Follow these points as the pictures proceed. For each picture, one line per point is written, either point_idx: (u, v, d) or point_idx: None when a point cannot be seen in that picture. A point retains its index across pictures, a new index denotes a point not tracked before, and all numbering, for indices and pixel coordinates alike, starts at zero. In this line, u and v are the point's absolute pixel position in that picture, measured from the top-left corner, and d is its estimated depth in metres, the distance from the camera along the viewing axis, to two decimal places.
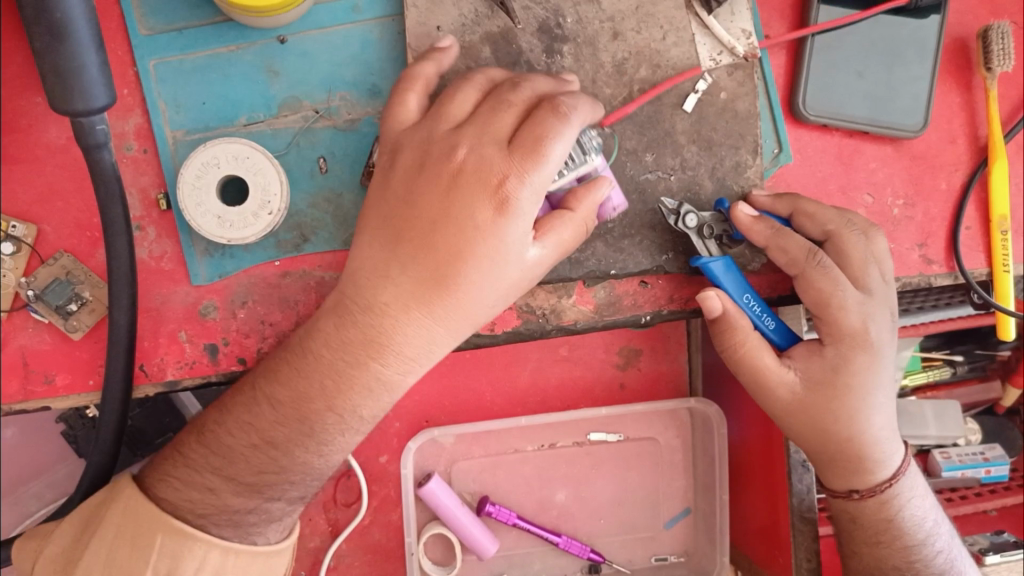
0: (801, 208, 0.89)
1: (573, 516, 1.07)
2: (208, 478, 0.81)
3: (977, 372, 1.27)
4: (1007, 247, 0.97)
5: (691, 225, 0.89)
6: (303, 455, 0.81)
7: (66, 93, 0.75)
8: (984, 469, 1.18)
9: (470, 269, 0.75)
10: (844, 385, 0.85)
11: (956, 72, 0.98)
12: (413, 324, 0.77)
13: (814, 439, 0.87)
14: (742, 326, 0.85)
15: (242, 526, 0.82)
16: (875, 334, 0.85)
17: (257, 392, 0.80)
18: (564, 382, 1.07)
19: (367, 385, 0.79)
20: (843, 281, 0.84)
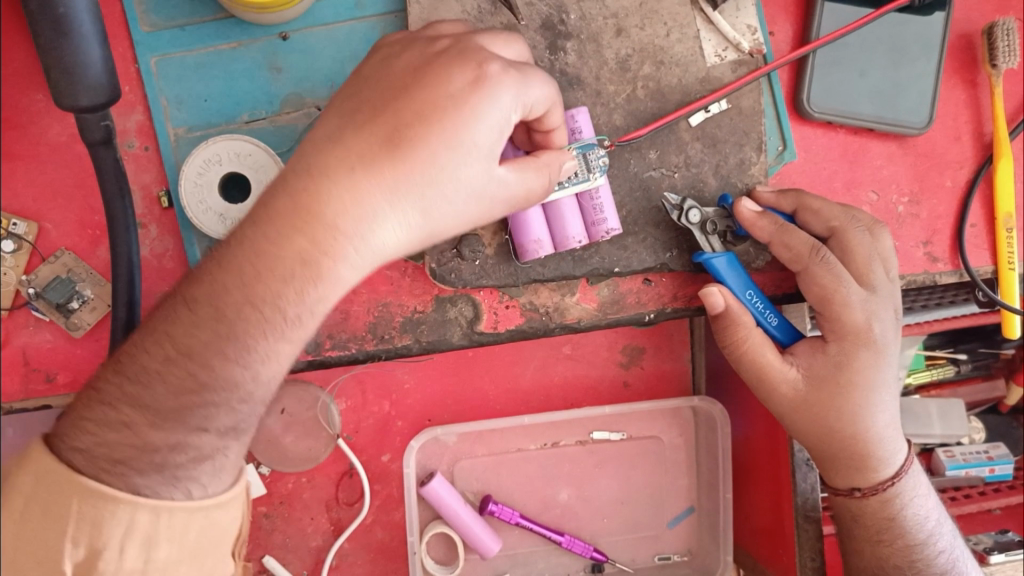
0: (806, 203, 0.88)
1: (576, 515, 1.07)
2: (126, 412, 0.65)
3: (981, 369, 1.26)
4: (1012, 245, 0.96)
5: (694, 220, 0.88)
6: (225, 368, 0.64)
7: (70, 88, 0.74)
8: (988, 468, 1.18)
9: (433, 141, 0.65)
10: (847, 382, 0.84)
11: (962, 69, 0.98)
12: (363, 200, 0.64)
13: (816, 436, 0.87)
14: (745, 325, 0.85)
15: (170, 474, 0.66)
16: (879, 332, 0.85)
17: (176, 296, 0.65)
18: (567, 381, 1.07)
19: (293, 271, 0.64)
20: (846, 279, 0.84)
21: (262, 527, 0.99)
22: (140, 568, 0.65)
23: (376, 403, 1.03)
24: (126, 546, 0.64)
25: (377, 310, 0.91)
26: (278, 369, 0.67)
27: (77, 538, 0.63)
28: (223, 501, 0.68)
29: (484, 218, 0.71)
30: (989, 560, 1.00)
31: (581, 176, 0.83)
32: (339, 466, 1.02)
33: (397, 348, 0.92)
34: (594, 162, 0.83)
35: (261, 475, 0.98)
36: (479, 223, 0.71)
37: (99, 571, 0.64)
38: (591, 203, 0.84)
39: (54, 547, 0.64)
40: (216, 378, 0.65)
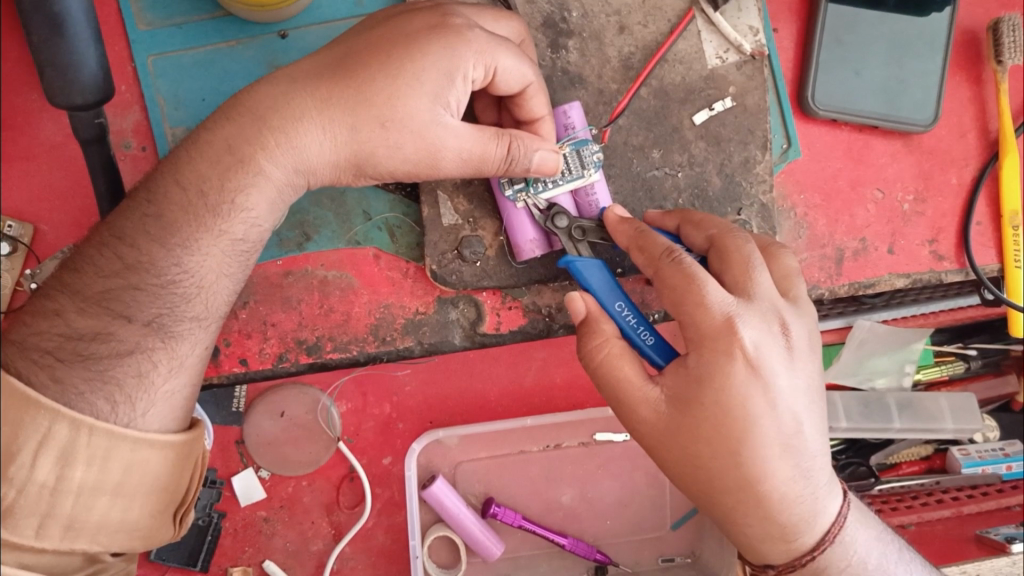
0: (689, 218, 0.79)
1: (579, 517, 1.06)
2: (60, 301, 0.68)
3: (991, 366, 1.23)
4: (1018, 242, 0.95)
5: (560, 226, 0.81)
6: (150, 249, 0.70)
7: (64, 87, 0.73)
8: (1005, 465, 1.16)
9: (372, 66, 0.70)
10: (713, 403, 0.68)
11: (967, 66, 0.97)
12: (299, 115, 0.71)
13: (697, 485, 0.71)
14: (604, 332, 0.74)
15: (95, 368, 0.66)
16: (750, 340, 0.68)
17: (130, 201, 0.72)
18: (570, 382, 1.05)
19: (221, 155, 0.71)
20: (705, 275, 0.69)
21: (261, 531, 0.98)
22: (52, 485, 0.62)
23: (377, 405, 1.02)
24: (41, 456, 0.62)
25: (378, 311, 0.90)
26: (205, 273, 0.72)
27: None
28: (146, 419, 0.68)
29: (427, 157, 0.73)
30: (1011, 548, 0.99)
31: (573, 173, 0.82)
32: (339, 469, 1.00)
33: (399, 349, 0.91)
34: (587, 159, 0.82)
35: (260, 478, 0.98)
36: (420, 163, 0.74)
37: (9, 478, 0.61)
38: (587, 199, 0.83)
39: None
40: (148, 269, 0.70)
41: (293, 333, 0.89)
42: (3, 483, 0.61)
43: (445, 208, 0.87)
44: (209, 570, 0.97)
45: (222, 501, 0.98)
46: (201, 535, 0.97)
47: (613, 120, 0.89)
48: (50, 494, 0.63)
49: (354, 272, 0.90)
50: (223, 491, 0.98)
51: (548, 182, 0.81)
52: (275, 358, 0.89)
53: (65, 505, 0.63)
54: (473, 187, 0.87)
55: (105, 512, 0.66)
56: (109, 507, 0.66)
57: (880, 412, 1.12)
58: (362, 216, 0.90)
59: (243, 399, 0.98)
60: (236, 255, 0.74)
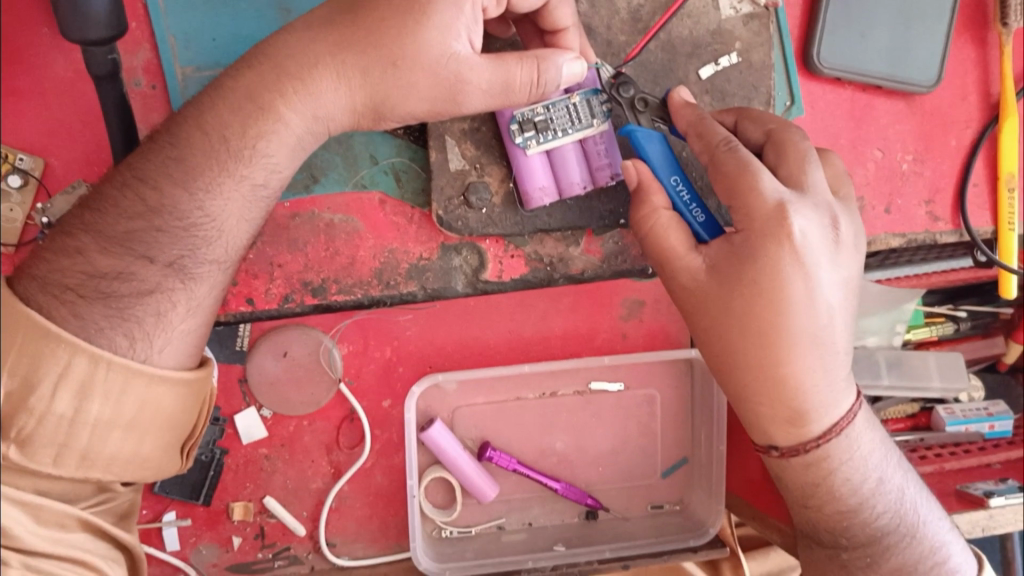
0: (746, 114, 0.82)
1: (572, 463, 1.10)
2: (80, 239, 0.69)
3: (980, 328, 1.26)
4: (1012, 205, 0.97)
5: (626, 95, 0.83)
6: (172, 192, 0.71)
7: (80, 24, 0.72)
8: (988, 424, 1.20)
9: (381, 7, 0.71)
10: (751, 280, 0.71)
11: (972, 28, 0.98)
12: (314, 68, 0.72)
13: (720, 360, 0.75)
14: (653, 203, 0.77)
15: (115, 306, 0.68)
16: (798, 229, 0.70)
17: (153, 140, 0.73)
18: (567, 332, 1.07)
19: (242, 103, 0.72)
20: (760, 165, 0.72)
21: (263, 469, 1.02)
22: (70, 417, 0.64)
23: (378, 349, 1.04)
24: (60, 389, 0.64)
25: (383, 256, 0.91)
26: (224, 213, 0.73)
27: (14, 369, 0.62)
28: (164, 359, 0.70)
29: (447, 105, 0.75)
30: (989, 502, 1.03)
31: (581, 122, 0.83)
32: (339, 411, 1.04)
33: (402, 294, 0.92)
34: (595, 110, 0.83)
35: (261, 417, 1.01)
36: (437, 109, 0.75)
37: (29, 408, 0.63)
38: (594, 149, 0.84)
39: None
40: (168, 208, 0.71)
41: (299, 275, 0.90)
42: (24, 413, 0.63)
43: (453, 153, 0.87)
44: (212, 504, 1.01)
45: (224, 438, 1.01)
46: (204, 470, 1.00)
47: (628, 64, 0.89)
48: (68, 425, 0.65)
49: (360, 216, 0.90)
50: (225, 429, 1.01)
51: (558, 131, 0.82)
52: (282, 299, 0.90)
53: (82, 436, 0.66)
54: (481, 132, 0.87)
55: (118, 445, 0.68)
56: (122, 440, 0.68)
57: (869, 369, 1.15)
58: (369, 160, 0.90)
59: (246, 338, 1.00)
60: (256, 193, 0.74)
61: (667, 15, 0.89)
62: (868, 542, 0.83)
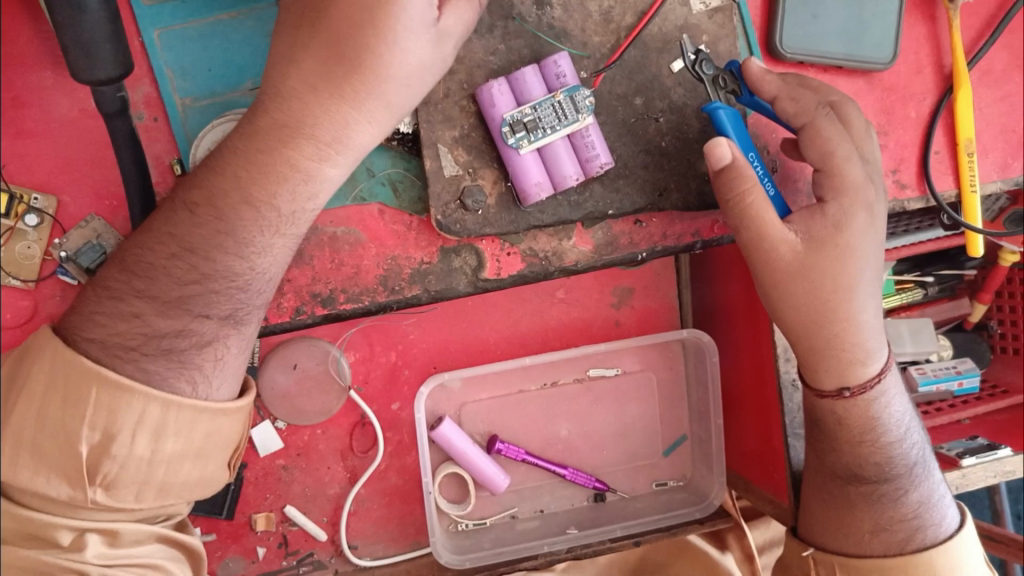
0: (809, 81, 0.90)
1: (578, 449, 1.15)
2: (134, 303, 0.70)
3: (946, 291, 1.34)
4: (973, 168, 1.03)
5: (706, 73, 0.94)
6: (226, 259, 0.71)
7: (89, 65, 0.75)
8: (957, 382, 1.24)
9: (365, 34, 0.71)
10: (846, 243, 0.82)
11: (920, 6, 1.03)
12: (330, 107, 0.72)
13: (809, 314, 0.84)
14: (750, 179, 0.80)
15: (177, 359, 0.72)
16: (873, 197, 0.84)
17: (179, 201, 0.71)
18: (563, 323, 1.14)
19: (281, 169, 0.71)
20: (846, 139, 0.84)
21: (281, 479, 1.06)
22: (148, 458, 0.70)
23: (383, 354, 1.09)
24: (138, 434, 0.69)
25: (386, 264, 0.93)
26: (269, 261, 0.74)
27: (95, 422, 0.67)
28: (222, 390, 0.76)
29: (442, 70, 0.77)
30: (962, 462, 1.09)
31: (569, 117, 0.88)
32: (351, 417, 1.08)
33: (407, 298, 0.94)
34: (579, 103, 0.89)
35: (276, 429, 1.05)
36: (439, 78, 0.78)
37: (112, 454, 0.68)
38: (582, 141, 0.89)
39: (71, 433, 0.67)
40: (217, 268, 0.71)
41: (308, 288, 0.92)
42: (108, 460, 0.68)
43: (446, 160, 0.89)
44: (234, 517, 1.04)
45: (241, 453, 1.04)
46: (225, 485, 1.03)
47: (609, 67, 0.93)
48: (147, 464, 0.70)
49: (362, 227, 0.93)
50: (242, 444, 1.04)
51: (547, 129, 0.87)
52: (293, 312, 0.91)
53: (158, 472, 0.71)
54: (470, 137, 0.90)
55: (188, 472, 0.74)
56: (190, 466, 0.73)
57: None
58: (366, 173, 0.93)
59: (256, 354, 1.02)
60: (300, 232, 0.76)
61: (649, 16, 0.93)
62: (904, 474, 0.91)
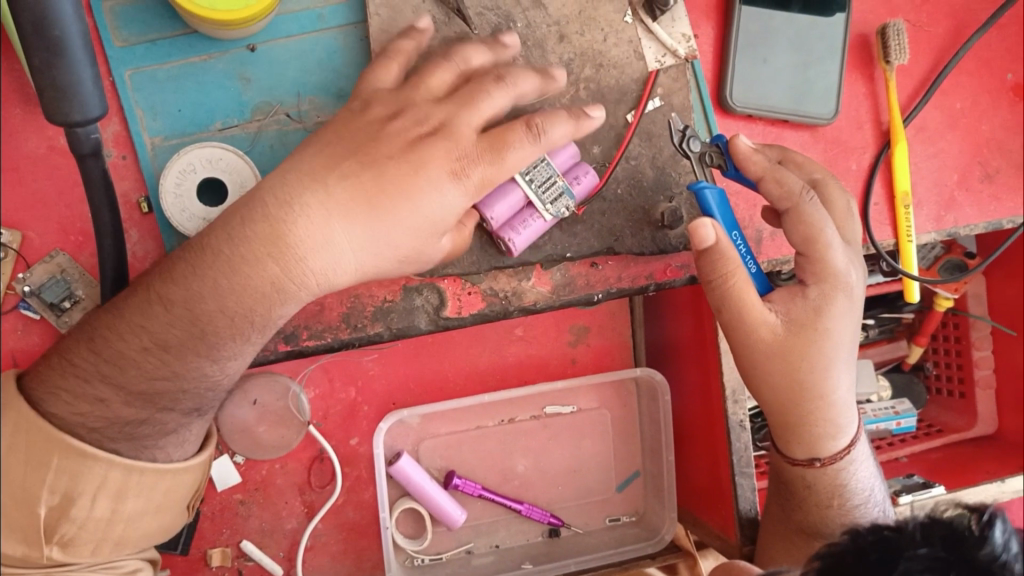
0: (790, 158, 0.93)
1: (534, 484, 1.17)
2: (98, 387, 0.70)
3: (886, 333, 1.39)
4: (909, 220, 1.08)
5: (694, 148, 0.97)
6: (196, 361, 0.72)
7: (63, 106, 0.76)
8: (895, 422, 1.30)
9: (396, 212, 0.73)
10: (825, 329, 0.84)
11: (861, 65, 1.09)
12: (324, 254, 0.73)
13: (786, 390, 0.86)
14: (732, 260, 0.82)
15: (138, 439, 0.74)
16: (853, 281, 0.86)
17: (155, 298, 0.70)
18: (520, 361, 1.17)
19: (262, 293, 0.72)
20: (829, 223, 0.85)
21: (239, 514, 1.06)
22: (108, 517, 0.72)
23: (343, 390, 1.11)
24: (99, 497, 0.71)
25: (349, 301, 0.93)
26: (233, 362, 0.75)
27: (56, 487, 0.69)
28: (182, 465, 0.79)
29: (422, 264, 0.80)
30: (900, 499, 1.12)
31: (540, 194, 0.89)
32: (310, 451, 1.09)
33: (369, 335, 0.94)
34: (565, 196, 0.90)
35: (235, 463, 1.05)
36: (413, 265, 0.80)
37: (71, 517, 0.70)
38: (523, 219, 0.89)
39: (31, 496, 0.68)
40: (185, 367, 0.72)
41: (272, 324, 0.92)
42: (67, 522, 0.70)
43: None
44: (190, 552, 1.04)
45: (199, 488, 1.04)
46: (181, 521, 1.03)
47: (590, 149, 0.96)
48: (106, 523, 0.72)
49: None
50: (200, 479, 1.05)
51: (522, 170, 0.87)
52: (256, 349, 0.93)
53: (116, 529, 0.74)
54: None
55: (145, 523, 0.77)
56: (147, 517, 0.76)
57: None
58: None
59: None
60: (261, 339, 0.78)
61: (643, 88, 0.97)
62: None
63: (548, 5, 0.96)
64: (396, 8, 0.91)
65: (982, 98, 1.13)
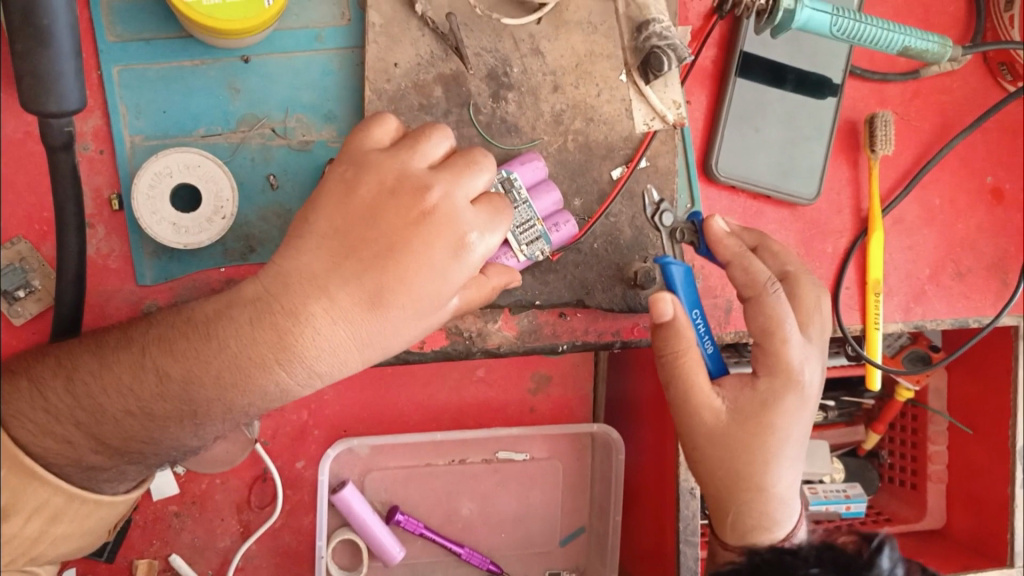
0: (767, 245, 0.92)
1: (476, 529, 1.16)
2: (69, 431, 0.67)
3: (846, 416, 1.39)
4: (878, 309, 1.08)
5: (666, 223, 0.99)
6: (178, 434, 0.71)
7: (40, 95, 0.74)
8: (845, 505, 1.29)
9: (403, 306, 0.71)
10: (769, 422, 0.82)
11: (846, 150, 1.10)
12: (330, 346, 0.70)
13: (724, 479, 0.83)
14: (686, 339, 0.82)
15: (94, 477, 0.71)
16: (807, 380, 0.83)
17: (149, 358, 0.69)
18: (478, 403, 1.15)
19: (262, 386, 0.70)
20: (789, 317, 0.83)
21: (171, 526, 1.03)
22: (36, 536, 0.68)
23: (295, 412, 1.08)
24: (34, 517, 0.67)
25: None
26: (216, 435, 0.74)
27: None
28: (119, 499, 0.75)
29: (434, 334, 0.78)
30: None
31: (516, 238, 0.89)
32: (252, 470, 1.06)
33: None
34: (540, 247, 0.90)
35: (174, 474, 1.03)
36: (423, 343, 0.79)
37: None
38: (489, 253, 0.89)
39: None
40: (164, 435, 0.71)
41: None
42: None
43: None
44: (115, 560, 1.01)
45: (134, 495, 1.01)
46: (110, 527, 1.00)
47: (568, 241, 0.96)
48: (32, 540, 0.68)
49: None
50: None
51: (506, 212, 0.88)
52: None
53: (39, 547, 0.69)
54: None
55: (64, 545, 0.72)
56: (70, 540, 0.72)
57: None
58: None
59: None
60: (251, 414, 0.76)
61: (638, 154, 0.98)
62: None
63: (546, 53, 0.96)
64: (395, 38, 0.91)
65: (961, 197, 1.15)
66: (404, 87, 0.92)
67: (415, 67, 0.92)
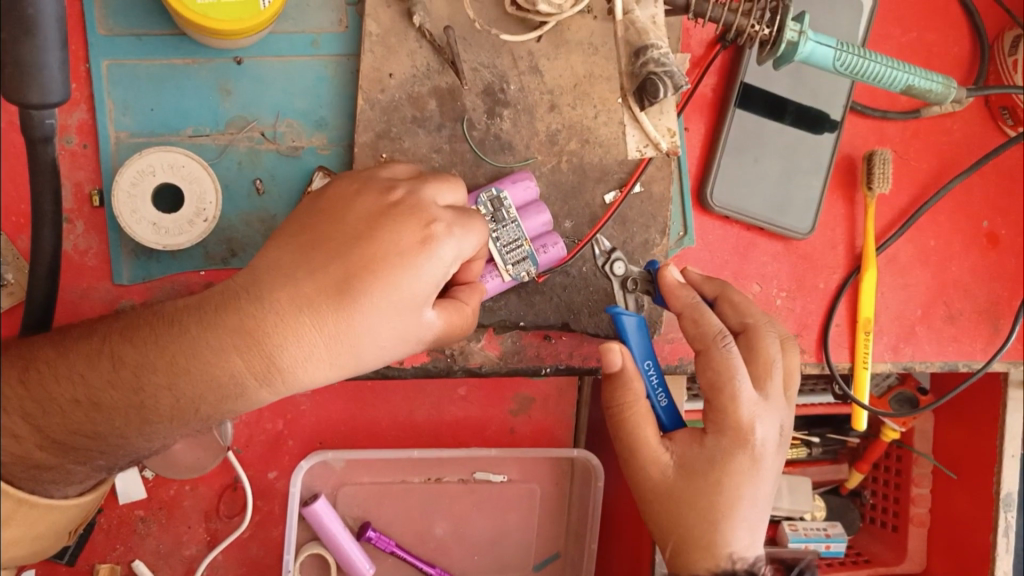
0: (728, 295, 0.87)
1: (449, 549, 1.13)
2: (16, 423, 0.65)
3: (830, 453, 1.38)
4: (868, 349, 1.07)
5: (617, 272, 0.94)
6: (128, 431, 0.68)
7: (21, 85, 0.73)
8: (824, 544, 1.27)
9: (369, 294, 0.68)
10: (715, 482, 0.78)
11: (843, 186, 1.09)
12: (292, 339, 0.67)
13: (672, 536, 0.80)
14: (635, 392, 0.81)
15: (43, 478, 0.68)
16: (760, 438, 0.79)
17: (106, 348, 0.67)
18: (458, 422, 1.13)
19: (219, 378, 0.67)
20: (741, 373, 0.78)
21: (136, 531, 1.01)
22: None
23: (270, 421, 1.06)
24: None
25: None
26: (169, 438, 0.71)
27: None
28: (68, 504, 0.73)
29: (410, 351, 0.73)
30: None
31: (504, 258, 0.88)
32: (223, 479, 1.04)
33: None
34: (527, 268, 0.89)
35: (142, 478, 1.00)
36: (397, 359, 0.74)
37: None
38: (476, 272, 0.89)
39: None
40: (114, 432, 0.68)
41: None
42: None
43: None
44: (75, 564, 0.99)
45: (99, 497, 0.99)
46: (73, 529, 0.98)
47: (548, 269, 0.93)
48: None
49: None
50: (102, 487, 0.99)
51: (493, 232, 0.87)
52: None
53: None
54: None
55: (14, 552, 0.70)
56: (20, 546, 0.70)
57: None
58: None
59: None
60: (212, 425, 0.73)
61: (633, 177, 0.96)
62: None
63: (544, 72, 0.95)
64: (392, 49, 0.90)
65: (956, 240, 1.14)
66: (399, 98, 0.90)
67: (410, 79, 0.90)
